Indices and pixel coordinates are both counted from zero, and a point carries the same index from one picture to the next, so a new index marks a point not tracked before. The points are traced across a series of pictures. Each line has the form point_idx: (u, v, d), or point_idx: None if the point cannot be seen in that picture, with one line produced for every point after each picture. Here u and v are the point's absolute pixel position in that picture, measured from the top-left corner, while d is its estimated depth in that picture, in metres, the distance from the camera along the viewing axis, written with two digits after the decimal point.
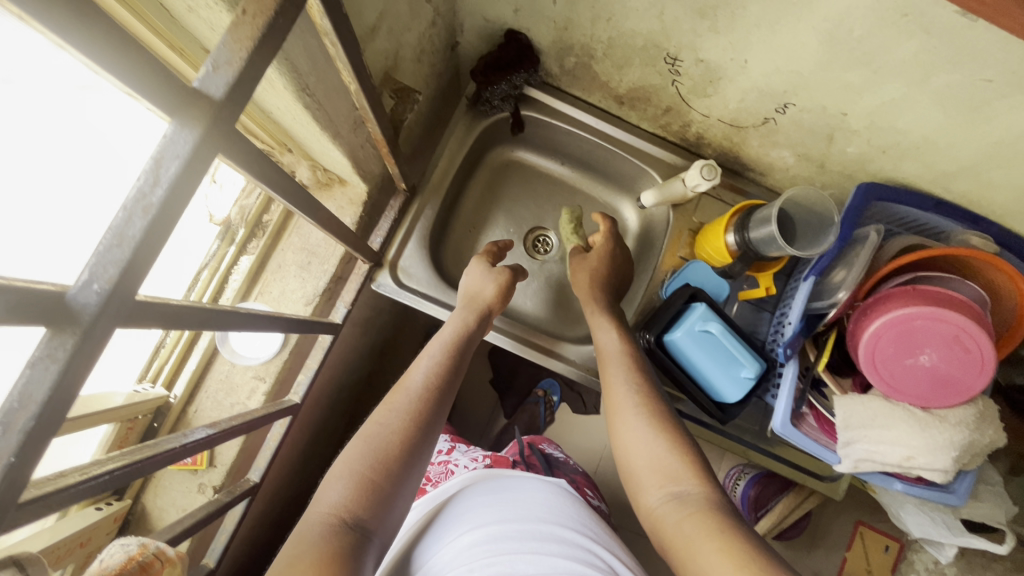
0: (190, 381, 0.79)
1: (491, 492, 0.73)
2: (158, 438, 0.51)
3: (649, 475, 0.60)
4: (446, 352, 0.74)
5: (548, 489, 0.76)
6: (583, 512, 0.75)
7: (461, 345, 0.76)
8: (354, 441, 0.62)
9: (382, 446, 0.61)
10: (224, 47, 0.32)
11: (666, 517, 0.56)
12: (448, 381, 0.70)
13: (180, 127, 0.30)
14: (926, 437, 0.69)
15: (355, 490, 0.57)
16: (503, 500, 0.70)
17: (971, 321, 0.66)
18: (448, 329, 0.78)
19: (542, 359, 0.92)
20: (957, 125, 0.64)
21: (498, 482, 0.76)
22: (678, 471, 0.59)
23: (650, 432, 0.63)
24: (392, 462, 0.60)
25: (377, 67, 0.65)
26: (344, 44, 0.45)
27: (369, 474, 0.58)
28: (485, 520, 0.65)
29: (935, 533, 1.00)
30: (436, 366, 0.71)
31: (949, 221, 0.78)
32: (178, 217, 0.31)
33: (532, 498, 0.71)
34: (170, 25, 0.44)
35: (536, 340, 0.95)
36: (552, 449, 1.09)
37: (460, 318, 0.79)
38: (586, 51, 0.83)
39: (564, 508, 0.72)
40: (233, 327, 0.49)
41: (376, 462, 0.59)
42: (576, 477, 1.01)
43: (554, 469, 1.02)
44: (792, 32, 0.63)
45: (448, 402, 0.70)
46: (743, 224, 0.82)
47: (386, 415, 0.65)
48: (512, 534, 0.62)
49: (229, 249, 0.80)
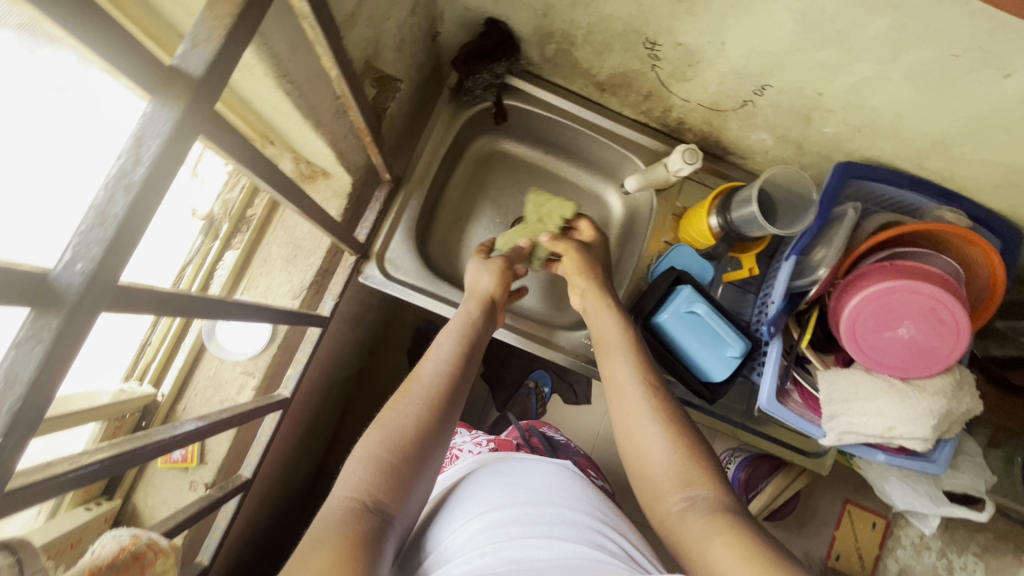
0: (178, 378, 0.78)
1: (502, 474, 0.73)
2: (148, 430, 0.51)
3: (662, 477, 0.61)
4: (457, 343, 0.73)
5: (558, 472, 0.76)
6: (592, 493, 0.75)
7: (474, 336, 0.75)
8: (372, 428, 0.63)
9: (398, 435, 0.61)
10: (203, 25, 0.32)
11: (677, 524, 0.57)
12: (462, 371, 0.70)
13: (160, 106, 0.30)
14: (906, 408, 0.71)
15: (376, 473, 0.57)
16: (514, 483, 0.70)
17: (945, 292, 0.69)
18: (455, 321, 0.78)
19: (542, 350, 0.93)
20: (928, 101, 0.66)
21: (509, 465, 0.77)
22: (689, 475, 0.59)
23: (661, 433, 0.64)
24: (410, 448, 0.60)
25: (357, 55, 0.65)
26: (323, 27, 0.45)
27: (388, 457, 0.58)
28: (497, 503, 0.65)
29: (919, 503, 1.02)
30: (449, 355, 0.71)
31: (923, 198, 0.81)
32: (161, 197, 0.31)
33: (543, 482, 0.72)
34: (144, 10, 0.43)
35: (525, 327, 0.95)
36: (553, 432, 1.10)
37: (466, 308, 0.79)
38: (566, 38, 0.83)
39: (574, 490, 0.72)
40: (225, 317, 0.50)
41: (395, 447, 0.59)
42: (579, 459, 1.02)
43: (557, 452, 1.02)
44: (767, 13, 0.64)
45: (464, 391, 0.70)
46: (725, 206, 0.84)
47: (404, 403, 0.65)
48: (524, 518, 0.62)
49: (213, 244, 0.80)
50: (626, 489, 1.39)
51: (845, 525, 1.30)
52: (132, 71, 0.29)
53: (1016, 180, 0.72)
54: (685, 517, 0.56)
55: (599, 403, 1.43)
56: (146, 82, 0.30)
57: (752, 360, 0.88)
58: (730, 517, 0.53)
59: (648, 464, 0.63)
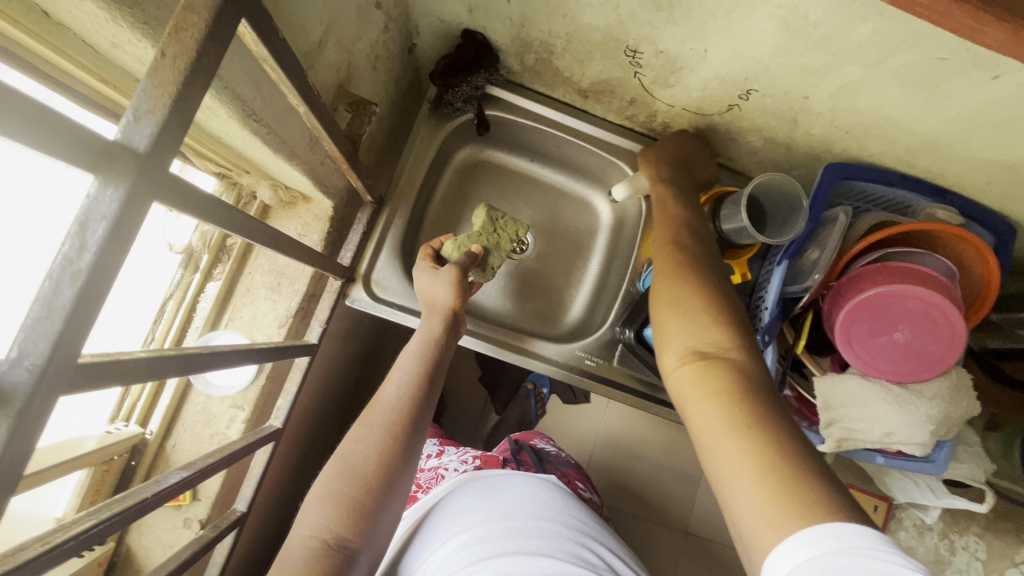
0: (166, 416, 0.77)
1: (479, 491, 0.73)
2: (131, 488, 0.50)
3: (674, 341, 0.60)
4: (418, 364, 0.70)
5: (536, 483, 0.77)
6: (572, 504, 0.75)
7: (438, 354, 0.71)
8: (333, 460, 0.64)
9: (358, 469, 0.62)
10: (145, 94, 0.28)
11: (687, 381, 0.57)
12: (423, 396, 0.68)
13: (104, 186, 0.27)
14: (904, 414, 0.71)
15: (337, 510, 0.59)
16: (490, 499, 0.70)
17: (940, 296, 0.68)
18: (416, 337, 0.73)
19: (520, 360, 0.92)
20: (916, 103, 0.64)
21: (484, 480, 0.77)
22: (708, 331, 0.58)
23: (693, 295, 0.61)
24: (371, 480, 0.61)
25: (328, 81, 0.63)
26: (285, 68, 0.42)
27: (348, 494, 0.60)
28: (472, 522, 0.66)
29: (920, 496, 1.03)
30: (409, 380, 0.68)
31: (915, 195, 0.79)
32: (112, 281, 0.28)
33: (520, 494, 0.72)
34: (96, 61, 0.41)
35: (503, 336, 0.94)
36: (543, 443, 1.09)
37: (427, 323, 0.73)
38: (545, 47, 0.81)
39: (552, 501, 0.73)
40: (210, 368, 0.49)
41: (354, 482, 0.61)
42: (567, 470, 1.02)
43: (545, 463, 1.01)
44: (748, 21, 0.62)
45: (427, 412, 0.69)
46: (715, 216, 0.84)
47: (362, 434, 0.65)
48: (498, 533, 0.62)
49: (193, 277, 0.78)
50: (629, 491, 1.39)
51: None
52: (72, 156, 0.26)
53: (1009, 176, 0.71)
54: (695, 373, 0.56)
55: (598, 406, 1.42)
56: (84, 163, 0.26)
57: None
58: (743, 382, 0.53)
59: (668, 309, 0.62)
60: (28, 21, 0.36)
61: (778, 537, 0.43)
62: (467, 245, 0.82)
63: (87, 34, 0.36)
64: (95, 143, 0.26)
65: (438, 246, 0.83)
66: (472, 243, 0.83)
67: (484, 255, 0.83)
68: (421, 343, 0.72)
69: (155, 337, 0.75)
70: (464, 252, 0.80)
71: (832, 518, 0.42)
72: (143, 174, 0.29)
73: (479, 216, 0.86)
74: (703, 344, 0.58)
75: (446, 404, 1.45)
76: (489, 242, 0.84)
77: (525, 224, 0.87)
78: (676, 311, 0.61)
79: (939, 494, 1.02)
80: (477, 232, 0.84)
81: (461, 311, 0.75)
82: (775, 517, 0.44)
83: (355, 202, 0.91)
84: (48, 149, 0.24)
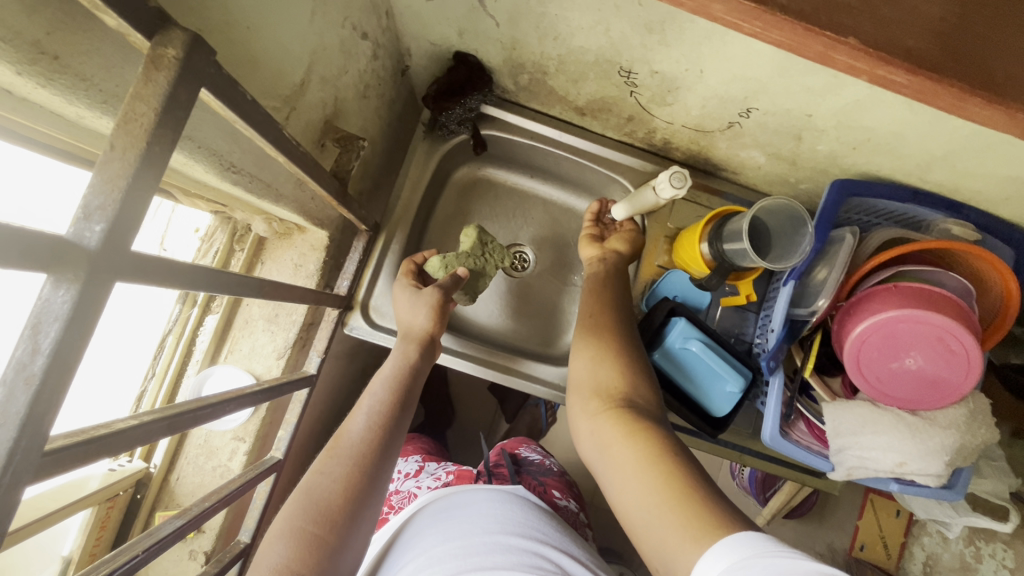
0: (168, 450, 0.78)
1: (440, 511, 0.74)
2: (122, 545, 0.49)
3: (592, 396, 0.68)
4: (389, 391, 0.69)
5: (499, 497, 0.77)
6: (531, 511, 0.76)
7: (408, 380, 0.71)
8: (295, 495, 0.60)
9: (323, 502, 0.58)
10: (93, 190, 0.27)
11: (606, 430, 0.64)
12: (393, 420, 0.66)
13: (56, 285, 0.27)
14: (917, 443, 0.68)
15: (300, 547, 0.55)
16: (450, 520, 0.71)
17: (954, 321, 0.64)
18: (390, 361, 0.73)
19: (505, 379, 0.91)
20: (926, 121, 0.61)
21: (450, 499, 0.77)
22: (622, 386, 0.68)
23: (601, 392, 0.68)
24: (338, 513, 0.58)
25: (313, 119, 0.62)
26: (256, 125, 0.41)
27: (311, 529, 0.57)
28: (430, 544, 0.67)
29: (941, 513, 0.97)
30: (381, 405, 0.67)
31: (929, 211, 0.75)
32: (71, 380, 0.28)
33: (478, 510, 0.72)
34: (69, 129, 0.41)
35: (490, 355, 0.93)
36: (529, 452, 1.08)
37: (403, 349, 0.74)
38: (538, 68, 0.79)
39: (512, 513, 0.73)
40: (206, 420, 0.50)
41: (319, 516, 0.57)
42: (544, 479, 0.99)
43: (521, 473, 0.99)
44: (743, 43, 0.59)
45: (397, 440, 0.66)
46: (717, 235, 0.79)
47: (329, 464, 0.62)
48: (455, 554, 0.63)
49: (192, 311, 0.79)
50: None
51: (868, 514, 1.30)
52: (23, 261, 0.25)
53: None
54: (611, 421, 0.64)
55: None
56: (36, 265, 0.26)
57: (755, 388, 0.85)
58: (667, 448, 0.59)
59: (583, 378, 0.71)
60: None
61: (698, 552, 0.48)
62: (454, 265, 0.82)
63: (53, 109, 0.36)
64: (45, 246, 0.26)
65: (422, 262, 0.84)
66: (459, 264, 0.83)
67: (470, 278, 0.83)
68: (396, 367, 0.72)
69: (156, 372, 0.77)
70: (450, 273, 0.80)
71: (743, 531, 0.47)
72: (96, 268, 0.28)
73: (468, 235, 0.85)
74: (619, 396, 0.67)
75: (455, 415, 1.44)
76: (476, 265, 0.84)
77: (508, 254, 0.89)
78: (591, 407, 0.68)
79: (962, 512, 0.96)
80: (465, 253, 0.84)
81: (438, 334, 0.77)
82: (698, 532, 0.49)
83: (353, 228, 0.91)
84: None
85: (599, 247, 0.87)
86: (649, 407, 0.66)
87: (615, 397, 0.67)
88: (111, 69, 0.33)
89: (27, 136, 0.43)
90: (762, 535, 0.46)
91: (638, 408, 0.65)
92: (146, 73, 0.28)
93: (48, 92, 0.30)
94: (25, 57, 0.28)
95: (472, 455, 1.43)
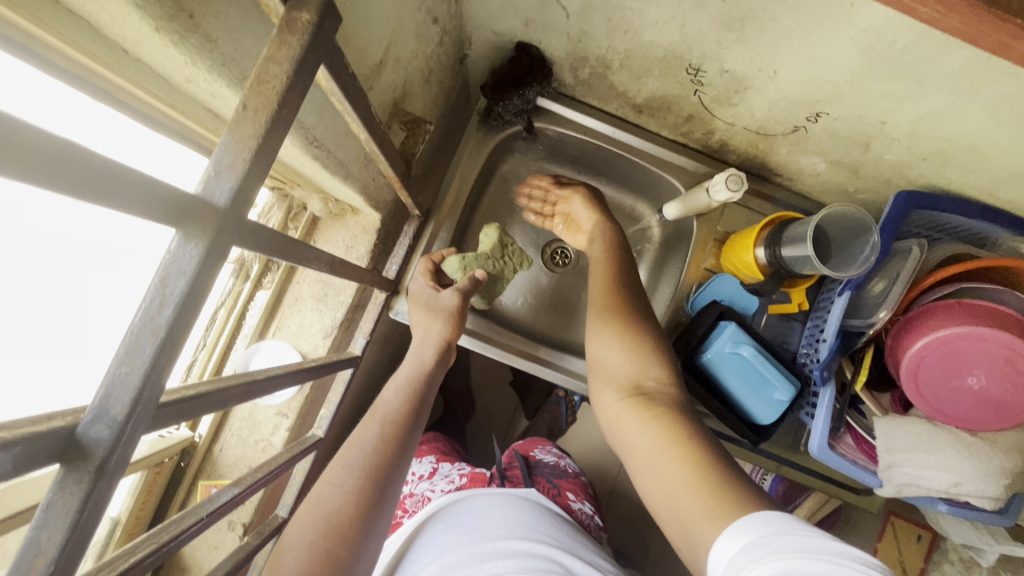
0: (214, 422, 0.79)
1: (451, 519, 0.73)
2: (186, 508, 0.50)
3: (609, 386, 0.65)
4: (403, 399, 0.68)
5: (511, 502, 0.76)
6: (545, 517, 0.75)
7: (420, 388, 0.70)
8: (306, 506, 0.59)
9: (335, 515, 0.58)
10: (225, 149, 0.28)
11: (625, 418, 0.61)
12: (404, 431, 0.65)
13: (185, 241, 0.27)
14: (975, 465, 0.67)
15: (312, 561, 0.55)
16: (460, 527, 0.70)
17: (1023, 341, 0.62)
18: (405, 368, 0.72)
19: (537, 370, 0.90)
20: (1011, 136, 0.59)
21: (463, 505, 0.76)
22: (635, 373, 0.64)
23: (612, 377, 0.66)
24: (348, 526, 0.57)
25: (385, 102, 0.63)
26: (351, 100, 0.42)
27: (322, 543, 0.56)
28: (442, 552, 0.66)
29: (977, 541, 0.93)
30: (394, 414, 0.66)
31: (996, 228, 0.73)
32: (191, 333, 0.28)
33: (490, 516, 0.71)
34: (168, 93, 0.42)
35: (524, 347, 0.92)
36: (542, 454, 1.05)
37: (418, 355, 0.73)
38: (601, 62, 0.78)
39: (524, 518, 0.72)
40: (270, 391, 0.51)
41: (331, 529, 0.57)
42: (559, 481, 0.97)
43: (534, 475, 0.96)
44: (827, 44, 0.58)
45: (410, 448, 0.65)
46: (774, 239, 0.78)
47: (339, 473, 0.61)
48: (466, 561, 0.62)
49: (244, 286, 0.81)
50: None
51: (889, 537, 1.26)
52: (153, 211, 0.25)
53: None
54: (629, 407, 0.61)
55: None
56: (166, 219, 0.26)
57: (802, 398, 0.83)
58: (684, 431, 0.56)
59: (598, 363, 0.68)
60: (110, 56, 0.37)
61: (718, 531, 0.46)
62: (473, 266, 0.81)
63: (168, 72, 0.36)
64: (176, 200, 0.26)
65: (439, 261, 0.83)
66: (478, 265, 0.81)
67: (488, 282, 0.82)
68: (410, 375, 0.71)
69: (206, 342, 0.77)
70: (467, 276, 0.78)
71: (760, 511, 0.46)
72: (221, 227, 0.29)
73: (489, 236, 0.83)
74: (633, 381, 0.63)
75: (477, 408, 1.45)
76: (495, 267, 0.83)
77: (527, 256, 0.87)
78: (607, 401, 0.65)
79: (999, 540, 0.92)
80: (485, 255, 0.82)
81: (454, 342, 0.76)
82: (719, 513, 0.47)
83: (401, 213, 0.91)
84: (130, 207, 0.24)
85: (584, 233, 0.88)
86: (666, 386, 0.62)
87: (629, 384, 0.63)
88: (233, 32, 0.34)
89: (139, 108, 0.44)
90: (780, 514, 0.45)
91: (657, 394, 0.61)
92: (280, 36, 0.30)
93: (178, 50, 0.31)
94: (165, 15, 0.28)
95: (491, 449, 1.42)
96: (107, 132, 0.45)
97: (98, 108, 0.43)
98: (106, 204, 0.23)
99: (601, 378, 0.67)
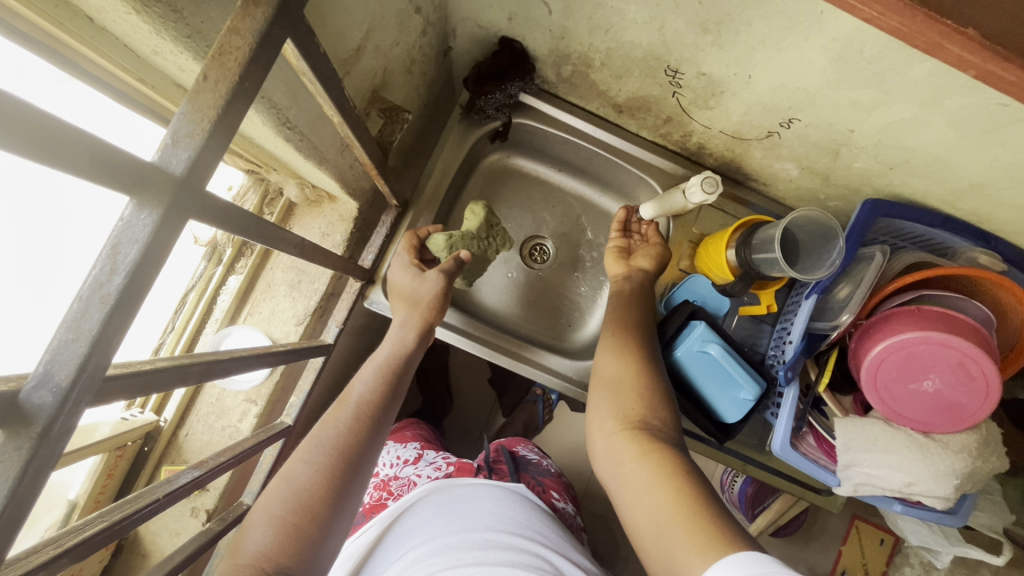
0: (180, 406, 0.78)
1: (442, 505, 0.73)
2: (141, 489, 0.49)
3: (610, 414, 0.65)
4: (379, 377, 0.68)
5: (502, 495, 0.77)
6: (527, 510, 0.75)
7: (398, 368, 0.70)
8: (274, 483, 0.59)
9: (304, 492, 0.57)
10: (185, 118, 0.30)
11: (620, 449, 0.61)
12: (379, 411, 0.65)
13: (139, 209, 0.28)
14: (927, 465, 0.69)
15: (280, 537, 0.55)
16: (449, 512, 0.70)
17: (976, 347, 0.64)
18: (385, 349, 0.72)
19: (513, 364, 0.90)
20: (969, 147, 0.61)
21: (448, 493, 0.76)
22: (640, 403, 0.65)
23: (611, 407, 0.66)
24: (318, 503, 0.57)
25: (363, 88, 0.63)
26: (323, 81, 0.42)
27: (290, 520, 0.56)
28: (427, 536, 0.66)
29: (932, 543, 0.96)
30: (369, 396, 0.66)
31: (956, 238, 0.75)
32: (142, 303, 0.28)
33: (481, 507, 0.71)
34: (134, 62, 0.42)
35: (496, 339, 0.92)
36: (526, 452, 1.05)
37: (399, 336, 0.73)
38: (583, 60, 0.79)
39: (507, 509, 0.72)
40: (234, 373, 0.51)
41: (300, 506, 0.56)
42: (543, 479, 0.97)
43: (520, 472, 0.97)
44: (799, 50, 0.60)
45: (386, 425, 0.66)
46: (746, 242, 0.80)
47: (311, 452, 0.60)
48: (450, 546, 0.62)
49: (216, 269, 0.80)
50: None
51: (851, 541, 1.28)
52: (106, 177, 0.26)
53: None
54: (626, 440, 0.62)
55: None
56: (121, 187, 0.27)
57: (767, 399, 0.85)
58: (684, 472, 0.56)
59: (604, 389, 0.69)
60: (78, 22, 0.37)
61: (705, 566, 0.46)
62: (458, 246, 0.78)
63: (133, 41, 0.36)
64: (131, 167, 0.27)
65: (424, 237, 0.81)
66: (463, 245, 0.78)
67: (472, 261, 0.80)
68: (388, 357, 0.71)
69: (175, 326, 0.77)
70: (451, 256, 0.76)
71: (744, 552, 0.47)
72: (175, 199, 0.29)
73: (476, 214, 0.81)
74: (637, 417, 0.64)
75: (454, 404, 1.44)
76: (479, 248, 0.81)
77: (510, 239, 0.86)
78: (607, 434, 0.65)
79: (953, 542, 0.95)
80: (470, 234, 0.80)
81: (435, 324, 0.76)
82: (705, 548, 0.48)
83: (380, 204, 0.91)
84: (83, 173, 0.25)
85: (626, 265, 0.84)
86: (667, 429, 0.63)
87: (631, 416, 0.64)
88: (200, 4, 0.34)
89: (104, 80, 0.43)
90: (767, 554, 0.45)
91: (655, 430, 0.62)
92: (245, 8, 0.32)
93: (141, 18, 0.31)
94: None
95: (467, 445, 1.42)
96: (82, 107, 0.45)
97: (67, 81, 0.42)
98: (50, 165, 0.23)
99: (600, 412, 0.67)
